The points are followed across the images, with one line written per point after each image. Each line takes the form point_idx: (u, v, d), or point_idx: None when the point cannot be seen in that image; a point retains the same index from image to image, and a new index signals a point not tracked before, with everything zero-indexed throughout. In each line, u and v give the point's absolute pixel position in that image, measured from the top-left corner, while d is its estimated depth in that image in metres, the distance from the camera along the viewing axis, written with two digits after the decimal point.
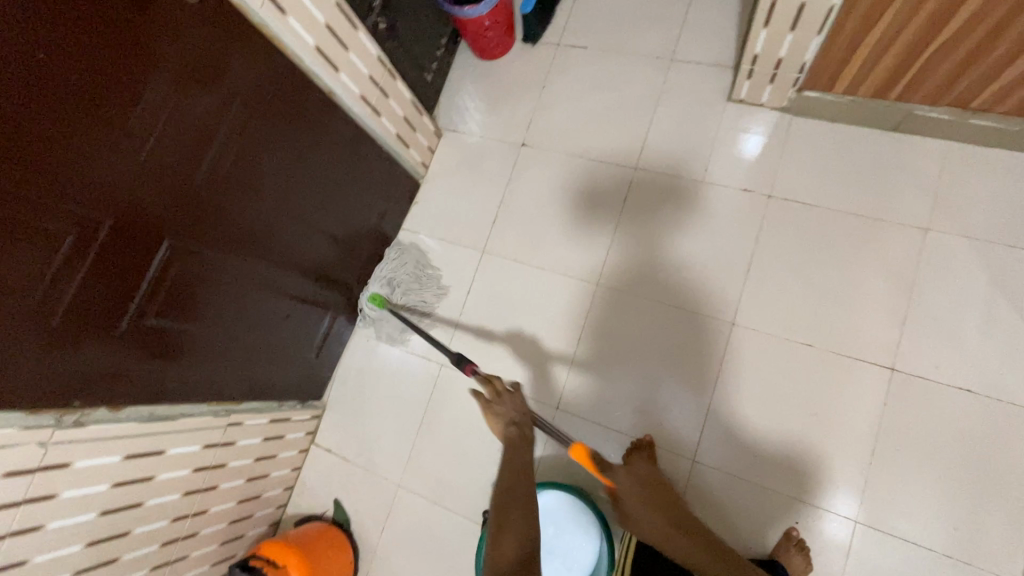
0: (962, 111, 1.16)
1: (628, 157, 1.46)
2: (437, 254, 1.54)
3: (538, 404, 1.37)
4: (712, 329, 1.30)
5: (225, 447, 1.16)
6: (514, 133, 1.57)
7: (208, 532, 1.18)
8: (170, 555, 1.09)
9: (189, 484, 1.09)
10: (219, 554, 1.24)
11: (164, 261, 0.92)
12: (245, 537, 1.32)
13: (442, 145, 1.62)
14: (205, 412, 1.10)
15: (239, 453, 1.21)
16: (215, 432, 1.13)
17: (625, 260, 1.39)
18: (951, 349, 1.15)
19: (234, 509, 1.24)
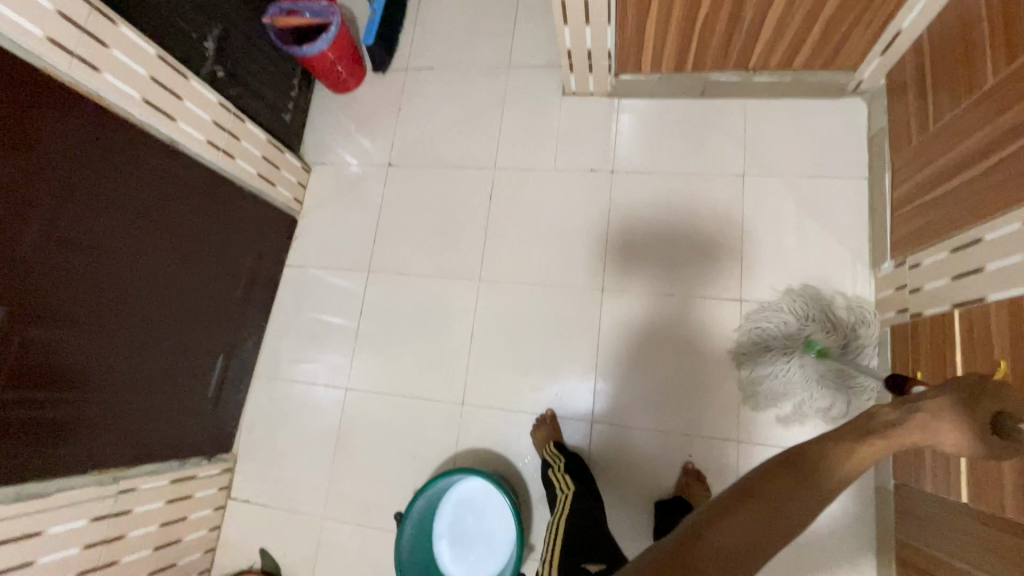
0: (749, 71, 1.35)
1: (487, 158, 1.55)
2: (325, 284, 1.56)
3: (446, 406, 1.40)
4: (588, 298, 1.39)
5: (119, 516, 1.15)
6: (381, 156, 1.63)
7: None
8: None
9: (81, 562, 1.08)
10: None
11: (1, 334, 0.91)
12: None
13: (314, 179, 1.66)
14: (88, 482, 1.10)
15: (138, 521, 1.20)
16: (104, 503, 1.12)
17: (501, 253, 1.47)
18: (781, 270, 1.31)
19: None
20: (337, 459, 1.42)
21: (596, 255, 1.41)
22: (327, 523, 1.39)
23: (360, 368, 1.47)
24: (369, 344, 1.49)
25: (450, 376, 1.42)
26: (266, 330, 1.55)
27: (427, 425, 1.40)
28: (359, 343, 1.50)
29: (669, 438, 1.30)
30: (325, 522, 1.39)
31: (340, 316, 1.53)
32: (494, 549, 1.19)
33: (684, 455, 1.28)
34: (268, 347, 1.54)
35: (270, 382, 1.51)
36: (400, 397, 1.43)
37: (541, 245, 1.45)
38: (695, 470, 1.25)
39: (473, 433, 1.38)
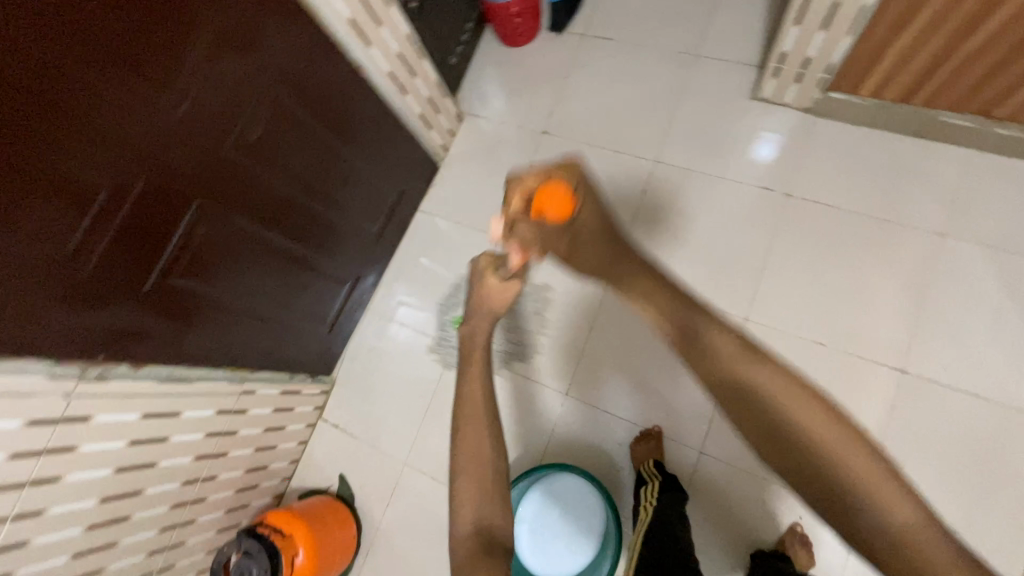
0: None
1: (648, 149, 1.45)
2: (451, 238, 1.54)
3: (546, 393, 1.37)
4: (724, 323, 1.29)
5: (237, 414, 1.20)
6: (535, 121, 1.57)
7: (214, 499, 1.22)
8: (178, 517, 1.13)
9: (200, 449, 1.12)
10: (223, 520, 1.28)
11: (190, 225, 0.93)
12: (251, 506, 1.36)
13: (463, 130, 1.62)
14: (220, 377, 1.14)
15: (249, 422, 1.25)
16: (228, 399, 1.16)
17: (640, 251, 1.39)
18: (961, 352, 1.16)
19: (241, 478, 1.29)
20: (427, 412, 1.43)
21: (746, 280, 1.30)
22: (406, 471, 1.41)
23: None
24: (482, 309, 1.47)
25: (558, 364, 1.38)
26: (386, 269, 1.56)
27: (522, 405, 1.38)
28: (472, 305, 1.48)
29: (777, 492, 1.20)
30: (405, 468, 1.42)
31: (459, 273, 1.51)
32: (575, 553, 1.16)
33: (791, 515, 1.18)
34: (383, 285, 1.55)
35: (378, 320, 1.53)
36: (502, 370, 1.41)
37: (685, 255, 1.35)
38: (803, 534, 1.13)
39: (568, 425, 1.34)
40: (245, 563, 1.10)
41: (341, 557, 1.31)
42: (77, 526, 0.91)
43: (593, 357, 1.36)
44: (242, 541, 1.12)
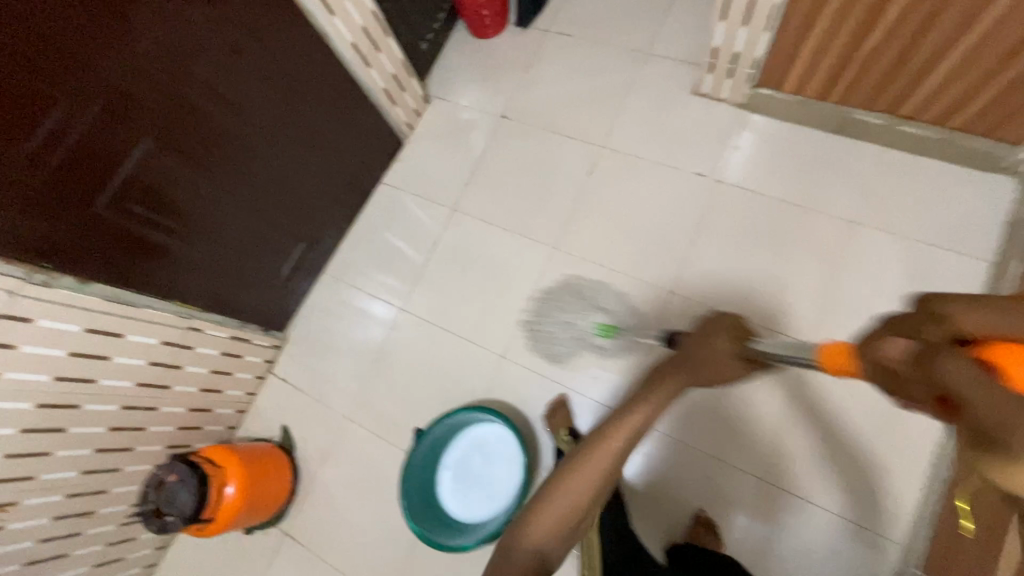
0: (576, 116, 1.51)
1: (598, 135, 1.55)
2: (409, 209, 1.62)
3: (484, 354, 1.44)
4: (653, 296, 1.37)
5: (182, 349, 1.27)
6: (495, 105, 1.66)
7: (154, 431, 1.28)
8: (115, 441, 1.19)
9: (142, 375, 1.19)
10: (163, 456, 1.33)
11: (145, 155, 1.01)
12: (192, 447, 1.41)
13: (429, 111, 1.72)
14: (168, 309, 1.21)
15: (195, 360, 1.32)
16: (174, 331, 1.24)
17: (583, 228, 1.48)
18: (865, 329, 1.24)
19: (183, 416, 1.34)
20: (371, 370, 1.50)
21: (677, 257, 1.39)
22: (347, 424, 1.47)
23: (416, 295, 1.53)
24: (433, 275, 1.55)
25: (498, 328, 1.45)
26: (344, 236, 1.63)
27: (461, 367, 1.44)
28: (423, 272, 1.55)
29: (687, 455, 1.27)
30: (346, 422, 1.47)
31: (413, 242, 1.59)
32: (488, 504, 1.24)
33: (699, 476, 1.25)
34: (340, 249, 1.63)
35: (334, 282, 1.60)
36: (446, 332, 1.48)
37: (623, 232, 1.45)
38: (705, 519, 1.20)
39: (502, 387, 1.41)
40: (175, 486, 1.17)
41: (267, 507, 1.34)
42: (10, 427, 0.97)
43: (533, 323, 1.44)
44: (179, 466, 1.18)
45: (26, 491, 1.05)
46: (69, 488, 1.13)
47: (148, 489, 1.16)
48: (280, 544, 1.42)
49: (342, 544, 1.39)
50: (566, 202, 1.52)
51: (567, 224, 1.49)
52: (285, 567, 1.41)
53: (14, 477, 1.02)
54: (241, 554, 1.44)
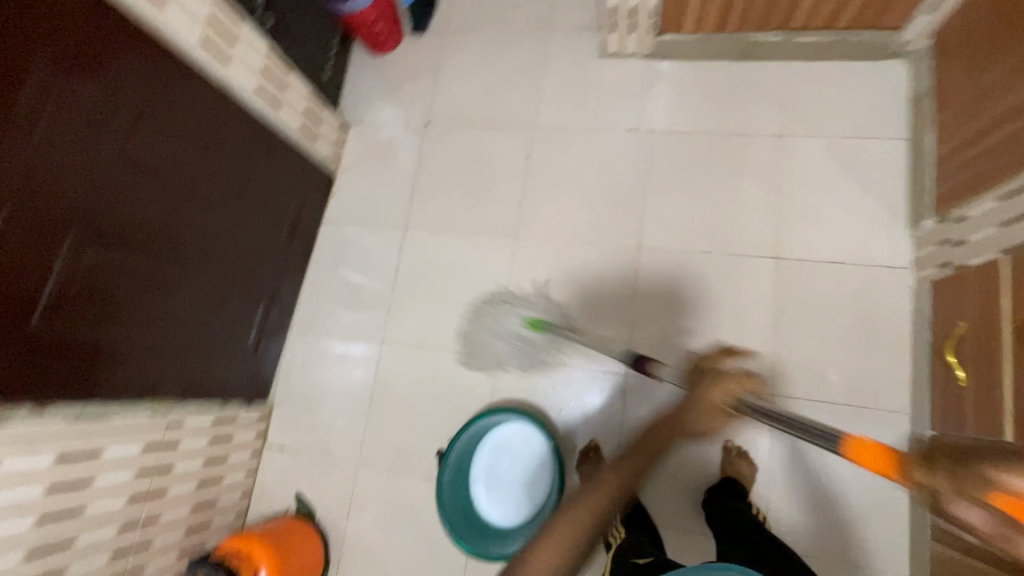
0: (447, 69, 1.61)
1: (524, 118, 1.56)
2: (359, 242, 1.57)
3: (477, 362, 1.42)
4: (622, 257, 1.41)
5: (167, 447, 1.19)
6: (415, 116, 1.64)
7: (162, 542, 1.20)
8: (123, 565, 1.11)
9: (132, 488, 1.11)
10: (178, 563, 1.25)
11: (71, 255, 0.94)
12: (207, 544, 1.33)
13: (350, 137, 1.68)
14: (140, 410, 1.13)
15: (184, 455, 1.24)
16: (154, 432, 1.16)
17: (535, 209, 1.49)
18: (818, 229, 1.32)
19: (188, 515, 1.26)
20: (369, 412, 1.44)
21: (633, 212, 1.42)
22: (361, 476, 1.41)
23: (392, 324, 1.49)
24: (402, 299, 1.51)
25: (484, 330, 1.44)
26: (299, 287, 1.57)
27: (459, 380, 1.42)
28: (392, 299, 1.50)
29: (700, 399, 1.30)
30: (359, 468, 1.42)
31: (372, 274, 1.54)
32: (524, 497, 1.21)
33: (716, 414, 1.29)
34: (300, 301, 1.56)
35: (302, 336, 1.53)
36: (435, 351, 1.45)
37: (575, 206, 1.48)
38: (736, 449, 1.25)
39: (505, 387, 1.39)
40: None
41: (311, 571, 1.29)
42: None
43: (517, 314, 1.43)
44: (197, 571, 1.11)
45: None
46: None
47: None
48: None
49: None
50: (513, 193, 1.52)
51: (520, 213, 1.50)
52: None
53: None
54: None
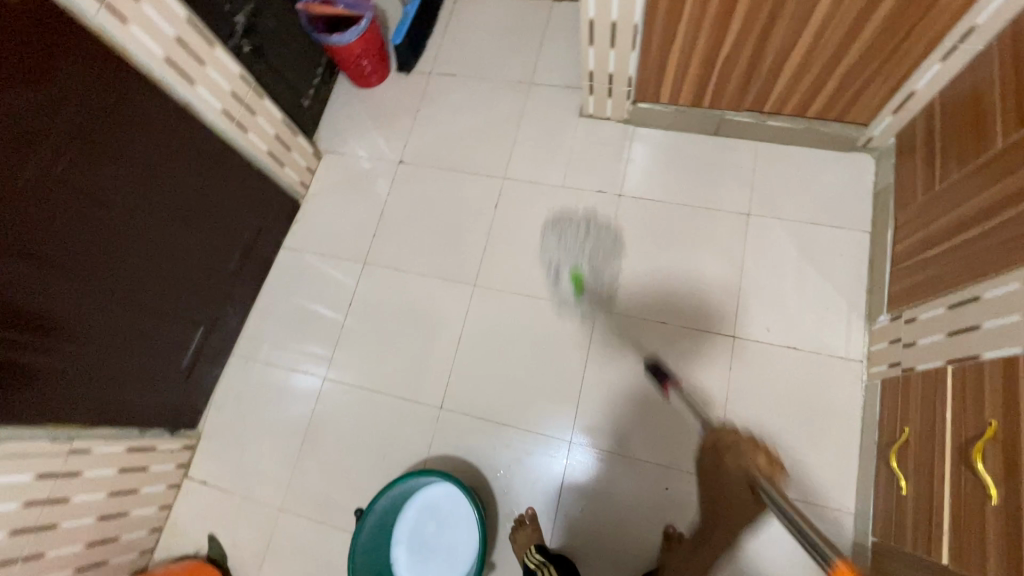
0: (763, 114, 1.30)
1: (810, 219, 1.29)
2: (554, 229, 1.38)
3: (601, 433, 1.21)
4: (821, 434, 1.14)
5: (81, 455, 1.07)
6: (692, 140, 1.39)
7: (86, 489, 1.09)
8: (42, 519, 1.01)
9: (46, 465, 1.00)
10: (94, 530, 1.12)
11: None
12: (139, 490, 1.22)
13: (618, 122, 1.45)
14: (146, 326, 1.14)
15: (102, 458, 1.12)
16: (53, 460, 1.02)
17: (757, 321, 1.23)
18: None
19: (114, 478, 1.15)
20: (459, 396, 1.29)
21: (860, 398, 1.15)
22: (411, 451, 1.27)
23: (534, 333, 1.30)
24: (562, 312, 1.31)
25: (622, 409, 1.22)
26: (470, 232, 1.42)
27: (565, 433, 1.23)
28: (550, 307, 1.32)
29: None
30: (423, 443, 1.27)
31: (546, 268, 1.35)
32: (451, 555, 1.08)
33: None
34: (462, 245, 1.41)
35: (444, 280, 1.39)
36: (561, 390, 1.26)
37: (801, 347, 1.20)
38: None
39: (607, 477, 1.19)
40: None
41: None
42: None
43: (666, 418, 1.20)
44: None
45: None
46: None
47: None
48: (294, 562, 1.22)
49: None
50: (743, 288, 1.26)
51: (738, 315, 1.24)
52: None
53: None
54: (261, 542, 1.24)
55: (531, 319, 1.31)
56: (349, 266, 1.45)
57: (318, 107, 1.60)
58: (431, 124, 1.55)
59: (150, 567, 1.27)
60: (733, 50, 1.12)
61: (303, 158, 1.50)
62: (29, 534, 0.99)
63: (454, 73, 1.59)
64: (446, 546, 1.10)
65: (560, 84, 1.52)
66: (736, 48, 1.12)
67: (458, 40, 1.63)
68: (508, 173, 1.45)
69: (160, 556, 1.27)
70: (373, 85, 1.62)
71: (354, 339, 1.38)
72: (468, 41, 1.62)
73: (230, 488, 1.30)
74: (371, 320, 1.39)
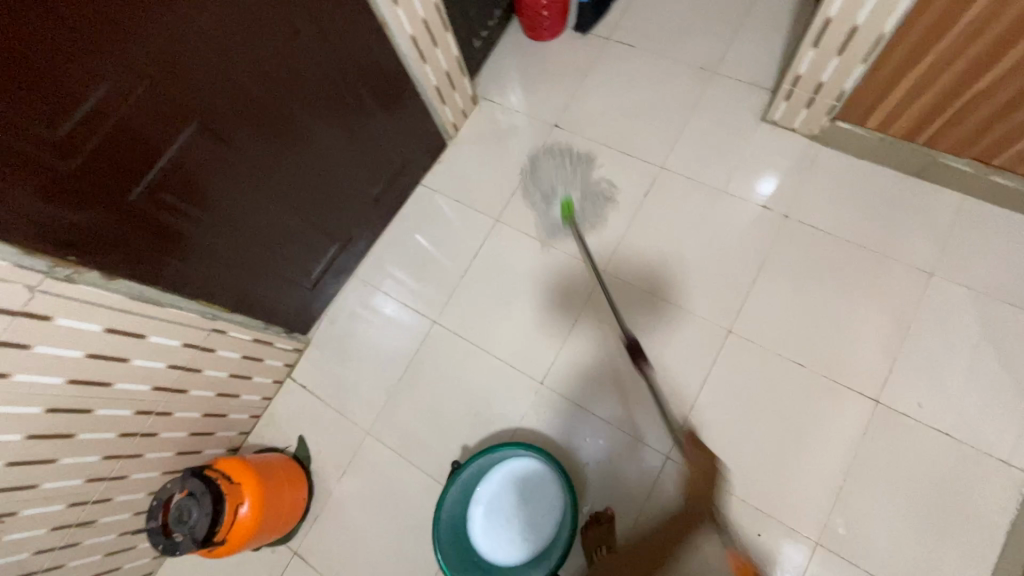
0: (987, 166, 1.13)
1: (1006, 298, 1.13)
2: (704, 235, 1.30)
3: (664, 436, 1.18)
4: (956, 535, 1.03)
5: (217, 335, 1.12)
6: (884, 177, 1.25)
7: (212, 367, 1.15)
8: (171, 384, 1.07)
9: (189, 336, 1.06)
10: (208, 404, 1.19)
11: None
12: (250, 379, 1.28)
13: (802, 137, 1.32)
14: (295, 231, 1.17)
15: (229, 344, 1.17)
16: (197, 334, 1.07)
17: (909, 393, 1.11)
18: None
19: (236, 363, 1.21)
20: (562, 377, 1.26)
21: (1012, 509, 1.02)
22: (503, 417, 1.26)
23: (654, 336, 1.24)
24: (689, 322, 1.24)
25: (731, 439, 1.15)
26: (610, 216, 1.36)
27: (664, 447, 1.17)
28: (677, 315, 1.25)
29: None
30: (517, 413, 1.26)
31: (682, 274, 1.28)
32: (526, 534, 1.09)
33: None
34: (600, 227, 1.35)
35: (573, 258, 1.34)
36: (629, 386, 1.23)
37: (954, 436, 1.07)
38: None
39: None
40: (185, 503, 1.01)
41: (286, 524, 1.20)
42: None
43: (778, 463, 1.12)
44: (189, 479, 1.03)
45: (100, 400, 0.94)
46: (33, 426, 0.85)
47: (156, 505, 1.02)
48: (369, 487, 1.27)
49: (423, 538, 1.21)
50: (901, 353, 1.14)
51: (888, 380, 1.13)
52: (362, 514, 1.26)
53: (107, 355, 0.91)
54: (344, 458, 1.30)
55: (655, 322, 1.25)
56: (480, 218, 1.44)
57: (486, 50, 1.56)
58: (596, 93, 1.48)
59: (241, 449, 1.36)
60: (988, 87, 0.98)
61: (463, 100, 1.48)
62: (164, 393, 1.07)
63: (634, 45, 1.50)
64: (521, 523, 1.10)
65: (746, 81, 1.39)
66: (997, 85, 0.96)
67: (646, 11, 1.53)
68: (666, 164, 1.37)
69: (252, 442, 1.36)
70: (543, 40, 1.56)
71: (470, 292, 1.38)
72: (656, 14, 1.52)
73: (326, 399, 1.36)
74: (491, 278, 1.38)
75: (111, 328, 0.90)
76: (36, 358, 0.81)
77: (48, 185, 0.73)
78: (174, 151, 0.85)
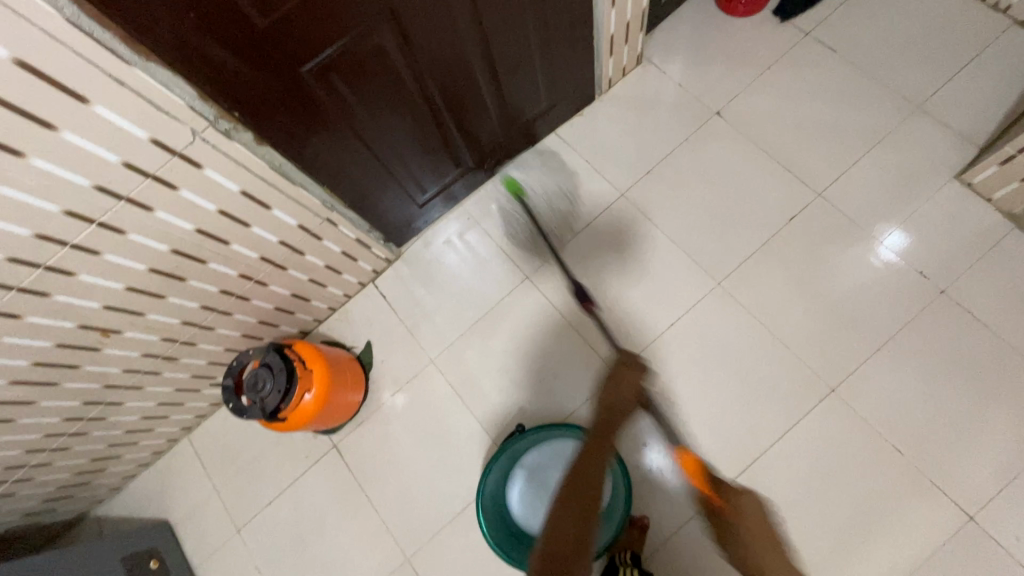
0: None
1: None
2: (843, 282, 1.18)
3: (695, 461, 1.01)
4: None
5: (328, 225, 1.13)
6: None
7: (314, 253, 1.16)
8: (275, 257, 1.08)
9: (305, 219, 1.06)
10: (299, 286, 1.21)
11: None
12: (340, 275, 1.29)
13: (995, 209, 1.15)
14: (429, 145, 1.13)
15: (334, 236, 1.17)
16: (312, 219, 1.08)
17: (1011, 520, 1.01)
18: None
19: (334, 256, 1.22)
20: None
21: None
22: (567, 392, 1.24)
23: (749, 368, 1.17)
24: (793, 366, 1.15)
25: (797, 498, 1.09)
26: (743, 229, 1.25)
27: (725, 483, 1.11)
28: (782, 355, 1.16)
29: None
30: (582, 393, 1.23)
31: (803, 314, 1.18)
32: (560, 512, 1.10)
33: None
34: (729, 236, 1.25)
35: (691, 259, 1.26)
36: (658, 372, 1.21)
37: None
38: None
39: None
40: (259, 373, 1.07)
41: (339, 418, 1.25)
42: (145, 130, 0.72)
43: (838, 537, 1.06)
44: (268, 353, 1.07)
45: (216, 255, 0.96)
46: (158, 261, 0.89)
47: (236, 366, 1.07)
48: (419, 410, 1.29)
49: (456, 476, 1.24)
50: (1020, 478, 1.03)
51: (991, 498, 1.03)
52: (405, 434, 1.29)
53: (235, 215, 0.93)
54: (404, 376, 1.32)
55: (757, 355, 1.17)
56: (606, 187, 1.35)
57: (669, 8, 1.41)
58: (774, 91, 1.33)
59: (311, 334, 1.40)
60: None
61: (628, 57, 1.36)
62: (268, 265, 1.09)
63: (836, 49, 1.32)
64: (559, 500, 1.11)
65: (952, 128, 1.21)
66: None
67: (864, 15, 1.33)
68: (826, 192, 1.24)
69: (321, 331, 1.39)
70: (733, 15, 1.40)
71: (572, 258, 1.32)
72: (872, 22, 1.32)
73: (401, 316, 1.36)
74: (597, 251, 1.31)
75: (245, 191, 0.91)
76: (179, 200, 0.82)
77: (238, 34, 0.70)
78: (357, 31, 0.81)
